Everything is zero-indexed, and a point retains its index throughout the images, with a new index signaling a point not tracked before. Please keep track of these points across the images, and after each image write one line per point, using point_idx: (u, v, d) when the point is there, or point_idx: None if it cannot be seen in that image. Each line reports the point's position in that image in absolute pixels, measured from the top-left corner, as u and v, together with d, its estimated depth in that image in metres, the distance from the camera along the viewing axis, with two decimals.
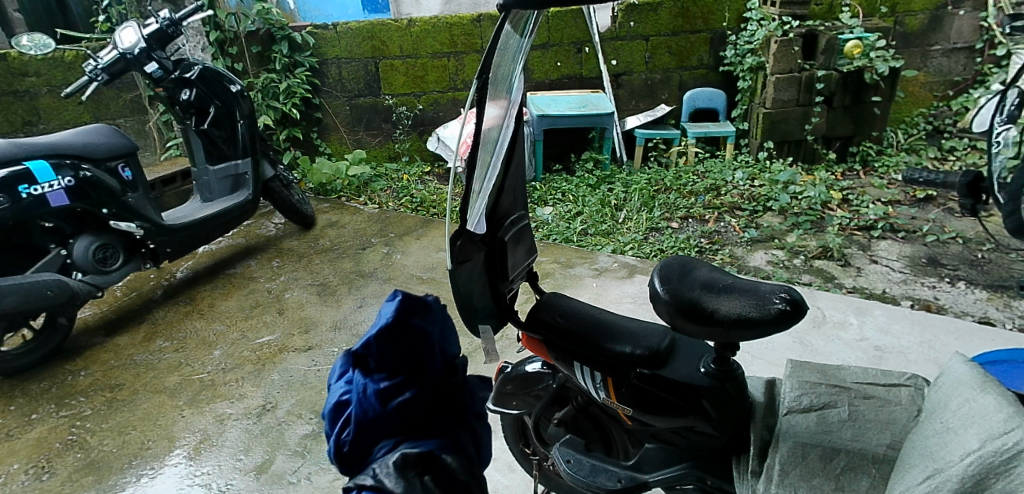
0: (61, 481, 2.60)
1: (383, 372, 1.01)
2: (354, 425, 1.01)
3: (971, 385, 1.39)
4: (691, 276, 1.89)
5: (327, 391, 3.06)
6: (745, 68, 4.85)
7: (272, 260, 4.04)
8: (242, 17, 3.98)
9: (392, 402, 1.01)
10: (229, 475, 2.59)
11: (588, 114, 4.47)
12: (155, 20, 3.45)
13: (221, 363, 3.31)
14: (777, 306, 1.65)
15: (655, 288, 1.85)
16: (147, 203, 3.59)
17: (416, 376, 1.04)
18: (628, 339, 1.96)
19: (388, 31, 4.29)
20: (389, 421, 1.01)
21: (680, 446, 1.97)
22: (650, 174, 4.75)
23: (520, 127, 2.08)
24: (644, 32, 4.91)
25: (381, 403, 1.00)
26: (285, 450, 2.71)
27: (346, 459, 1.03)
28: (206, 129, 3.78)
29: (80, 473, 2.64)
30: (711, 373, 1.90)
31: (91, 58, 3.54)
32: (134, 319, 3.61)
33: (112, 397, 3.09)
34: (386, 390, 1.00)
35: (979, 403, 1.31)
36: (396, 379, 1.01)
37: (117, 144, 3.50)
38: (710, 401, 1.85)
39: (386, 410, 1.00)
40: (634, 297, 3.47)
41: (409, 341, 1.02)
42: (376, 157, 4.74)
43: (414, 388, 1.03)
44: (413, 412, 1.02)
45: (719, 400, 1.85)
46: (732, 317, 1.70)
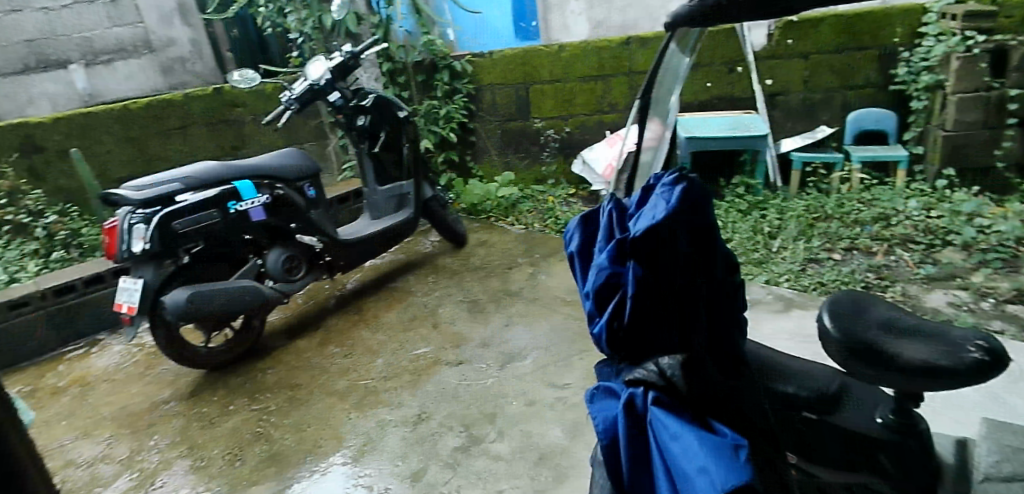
0: (250, 469, 2.91)
1: (647, 269, 1.12)
2: (625, 318, 1.14)
3: None
4: (867, 315, 1.63)
5: (475, 406, 3.17)
6: (920, 87, 4.45)
7: (428, 275, 4.29)
8: (410, 48, 4.32)
9: (649, 290, 1.12)
10: (388, 480, 2.76)
11: (741, 136, 4.33)
12: (338, 54, 3.82)
13: (383, 371, 3.54)
14: (973, 355, 1.38)
15: (823, 326, 1.62)
16: (326, 219, 3.97)
17: (684, 275, 1.14)
18: (792, 379, 1.71)
19: (540, 56, 4.41)
20: (668, 330, 1.13)
21: None
22: (808, 201, 4.44)
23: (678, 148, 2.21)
24: (803, 49, 4.66)
25: (647, 308, 1.12)
26: (437, 461, 2.83)
27: (616, 345, 1.17)
28: (376, 152, 4.09)
29: (265, 463, 2.94)
30: (890, 425, 1.58)
31: (285, 90, 3.99)
32: (310, 325, 3.98)
33: (292, 396, 3.42)
34: (646, 283, 1.11)
35: None
36: (669, 288, 1.13)
37: (303, 165, 3.90)
38: (889, 456, 1.57)
39: (658, 313, 1.13)
40: (791, 334, 3.27)
41: (673, 248, 1.12)
42: (524, 179, 4.83)
43: (681, 297, 1.14)
44: (677, 322, 1.13)
45: (899, 456, 1.57)
46: (915, 365, 1.44)
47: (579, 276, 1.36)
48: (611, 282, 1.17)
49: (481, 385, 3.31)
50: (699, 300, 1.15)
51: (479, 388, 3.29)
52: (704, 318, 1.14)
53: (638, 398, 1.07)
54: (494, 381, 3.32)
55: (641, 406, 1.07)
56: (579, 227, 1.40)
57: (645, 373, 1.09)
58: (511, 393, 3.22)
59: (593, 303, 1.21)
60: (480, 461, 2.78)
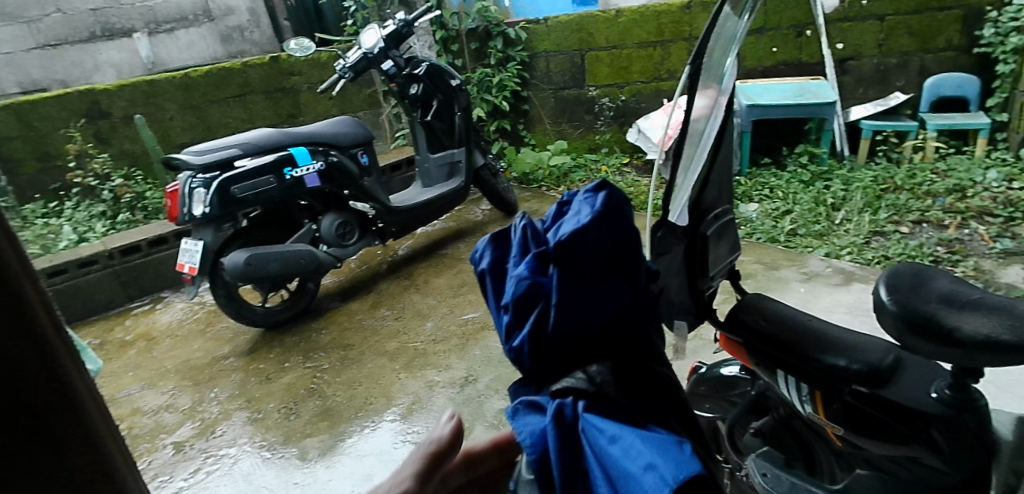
0: (304, 422, 3.01)
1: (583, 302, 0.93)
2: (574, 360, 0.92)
3: None
4: (928, 288, 1.47)
5: (521, 370, 3.17)
6: (1008, 49, 4.00)
7: (478, 243, 4.30)
8: (464, 16, 4.31)
9: (595, 304, 0.92)
10: None
11: (806, 103, 4.10)
12: (392, 23, 3.83)
13: (433, 334, 3.59)
14: None
15: (879, 299, 1.50)
16: (379, 187, 4.01)
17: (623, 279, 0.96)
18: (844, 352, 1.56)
19: (596, 23, 4.27)
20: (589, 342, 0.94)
21: (897, 478, 1.53)
22: (876, 172, 4.21)
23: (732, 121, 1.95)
24: (879, 11, 4.29)
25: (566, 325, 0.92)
26: (483, 421, 2.86)
27: (539, 360, 0.95)
28: (428, 121, 4.13)
29: (319, 417, 3.04)
30: (945, 401, 1.39)
31: (340, 58, 4.05)
32: (363, 288, 4.06)
33: (344, 355, 3.50)
34: (591, 305, 0.92)
35: None
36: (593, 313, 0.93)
37: (357, 134, 3.95)
38: (942, 431, 1.39)
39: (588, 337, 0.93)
40: (849, 307, 3.12)
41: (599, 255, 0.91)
42: (577, 149, 4.67)
43: (605, 299, 0.94)
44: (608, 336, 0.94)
45: (953, 431, 1.38)
46: (976, 339, 1.30)
47: (493, 302, 1.09)
48: (534, 293, 0.94)
49: None
50: (636, 304, 0.97)
51: None
52: (626, 325, 0.98)
53: (568, 408, 0.90)
54: None
55: (570, 416, 0.89)
56: (492, 241, 1.12)
57: (572, 381, 0.92)
58: None
59: (508, 316, 0.98)
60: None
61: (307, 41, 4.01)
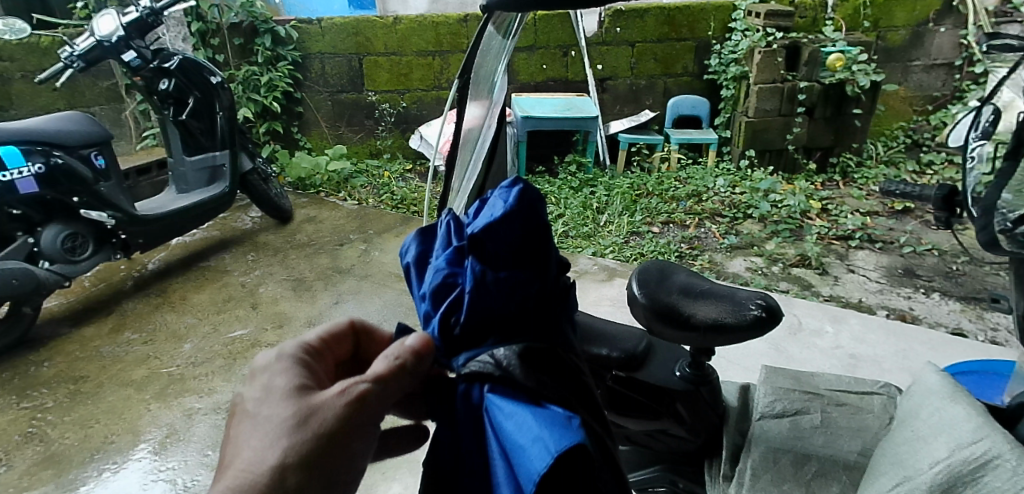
0: (19, 475, 2.50)
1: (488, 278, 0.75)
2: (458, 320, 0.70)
3: (941, 393, 1.42)
4: (669, 280, 1.76)
5: None
6: (729, 77, 4.94)
7: (247, 254, 4.00)
8: (225, 9, 4.05)
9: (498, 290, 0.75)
10: (195, 472, 2.49)
11: (572, 117, 4.52)
12: (134, 9, 3.37)
13: (191, 357, 3.20)
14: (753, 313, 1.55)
15: (632, 292, 1.70)
16: (120, 193, 3.46)
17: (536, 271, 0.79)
18: (602, 342, 1.79)
19: (374, 29, 4.34)
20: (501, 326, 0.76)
21: (654, 447, 1.91)
22: (632, 179, 4.75)
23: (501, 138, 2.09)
24: (630, 38, 4.99)
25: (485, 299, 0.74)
26: None
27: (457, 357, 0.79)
28: (183, 119, 3.75)
29: (40, 466, 2.54)
30: (686, 377, 1.78)
31: (66, 45, 3.45)
32: (102, 310, 3.54)
33: (75, 390, 2.98)
34: (505, 285, 0.74)
35: (948, 411, 1.33)
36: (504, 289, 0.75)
37: (90, 132, 3.36)
38: (683, 405, 1.78)
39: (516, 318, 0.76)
40: (613, 300, 3.43)
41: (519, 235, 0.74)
42: (358, 154, 4.73)
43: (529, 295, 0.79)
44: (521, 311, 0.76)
45: (693, 404, 1.79)
46: (707, 323, 1.60)
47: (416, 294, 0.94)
48: (445, 285, 0.79)
49: None
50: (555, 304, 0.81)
51: None
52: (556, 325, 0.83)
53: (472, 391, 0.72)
54: None
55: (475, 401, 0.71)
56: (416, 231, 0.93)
57: (475, 364, 0.71)
58: None
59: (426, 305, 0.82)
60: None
61: (20, 22, 3.43)
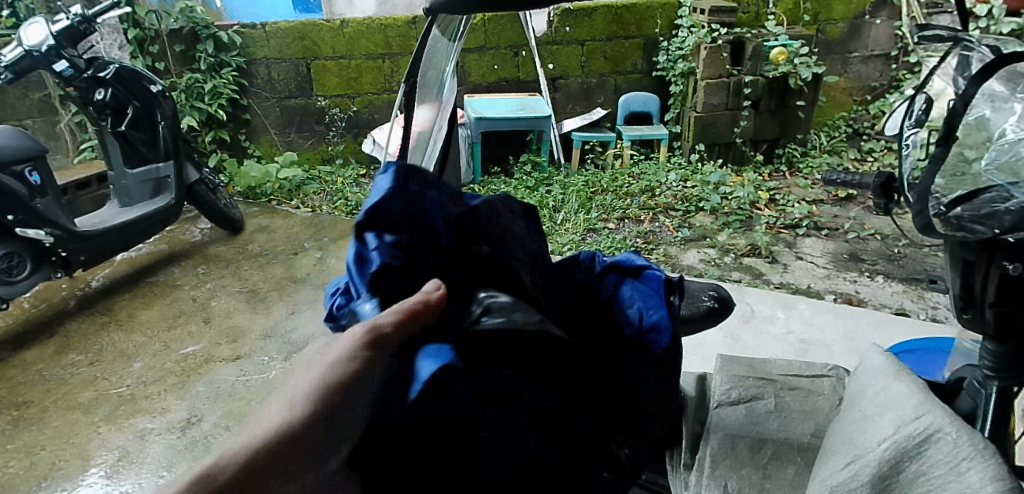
0: None
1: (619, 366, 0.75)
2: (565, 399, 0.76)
3: (885, 372, 1.24)
4: None
5: (256, 401, 2.91)
6: (677, 73, 5.05)
7: (197, 266, 3.91)
8: (164, 14, 3.98)
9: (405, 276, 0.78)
10: None
11: (525, 117, 4.57)
12: (65, 16, 3.23)
13: (142, 375, 3.10)
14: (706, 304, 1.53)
15: None
16: (58, 209, 3.30)
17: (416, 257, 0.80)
18: None
19: (321, 32, 4.29)
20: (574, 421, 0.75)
21: None
22: (587, 177, 4.82)
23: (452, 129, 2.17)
24: (580, 37, 5.06)
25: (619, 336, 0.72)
26: None
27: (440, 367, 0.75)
28: (122, 131, 3.62)
29: None
30: None
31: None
32: (43, 332, 3.40)
33: (18, 417, 2.84)
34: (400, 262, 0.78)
35: (892, 389, 1.16)
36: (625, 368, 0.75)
37: (23, 147, 3.20)
38: None
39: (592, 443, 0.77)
40: None
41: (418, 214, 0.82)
42: (310, 159, 4.66)
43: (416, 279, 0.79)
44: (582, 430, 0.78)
45: None
46: None
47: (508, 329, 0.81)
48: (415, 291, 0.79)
49: (263, 379, 3.05)
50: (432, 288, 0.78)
51: (262, 382, 3.03)
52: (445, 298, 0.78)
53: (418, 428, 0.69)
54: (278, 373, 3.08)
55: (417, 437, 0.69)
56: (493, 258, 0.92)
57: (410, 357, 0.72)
58: None
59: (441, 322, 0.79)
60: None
61: None
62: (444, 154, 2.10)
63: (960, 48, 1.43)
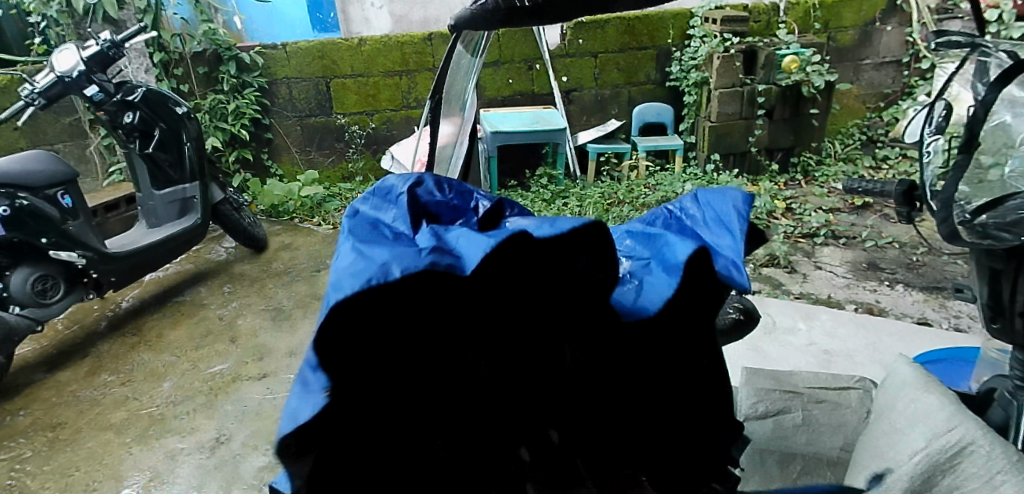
0: None
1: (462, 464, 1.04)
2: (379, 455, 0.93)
3: (914, 384, 1.21)
4: None
5: None
6: (690, 83, 5.08)
7: (224, 285, 3.97)
8: (187, 38, 4.07)
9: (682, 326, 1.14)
10: None
11: (541, 129, 4.58)
12: (94, 42, 3.30)
13: (171, 395, 3.11)
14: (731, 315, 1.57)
15: None
16: (89, 231, 3.34)
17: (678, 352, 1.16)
18: None
19: (339, 51, 4.37)
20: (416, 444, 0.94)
21: None
22: (603, 188, 4.86)
23: (469, 138, 2.55)
24: (592, 49, 5.10)
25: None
26: (242, 485, 2.53)
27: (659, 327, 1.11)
28: (150, 152, 3.69)
29: None
30: None
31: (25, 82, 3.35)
32: (76, 353, 3.45)
33: (53, 438, 2.85)
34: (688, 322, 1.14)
35: (921, 401, 1.15)
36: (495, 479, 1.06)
37: (54, 171, 3.23)
38: None
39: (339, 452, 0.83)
40: None
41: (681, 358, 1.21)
42: (330, 177, 4.78)
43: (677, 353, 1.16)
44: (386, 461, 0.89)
45: None
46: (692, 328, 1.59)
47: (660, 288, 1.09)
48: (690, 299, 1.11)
49: None
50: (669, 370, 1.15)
51: None
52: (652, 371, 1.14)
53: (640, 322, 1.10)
54: None
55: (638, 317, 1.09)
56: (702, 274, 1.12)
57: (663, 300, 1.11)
58: None
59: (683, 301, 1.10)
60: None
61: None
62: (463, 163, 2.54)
63: (977, 54, 1.41)
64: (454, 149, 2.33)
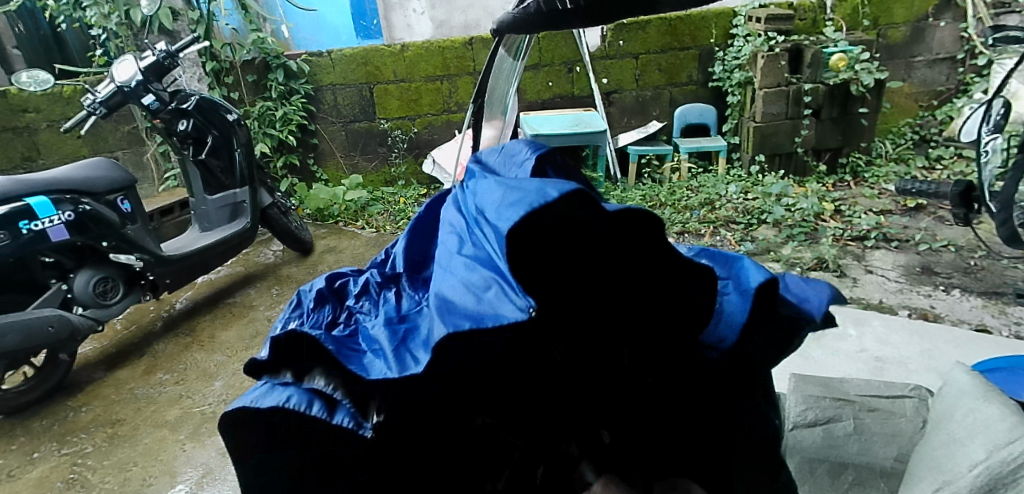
0: None
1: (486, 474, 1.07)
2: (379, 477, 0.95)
3: (974, 394, 1.24)
4: None
5: None
6: (734, 83, 4.99)
7: (271, 287, 4.06)
8: (238, 47, 4.18)
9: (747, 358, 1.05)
10: None
11: (581, 132, 4.57)
12: (151, 53, 3.42)
13: (222, 394, 3.19)
14: None
15: None
16: (146, 235, 3.47)
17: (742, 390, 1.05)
18: None
19: (382, 57, 4.45)
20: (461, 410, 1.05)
21: None
22: (644, 191, 4.85)
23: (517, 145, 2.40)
24: (633, 50, 5.06)
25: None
26: None
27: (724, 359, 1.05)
28: (203, 159, 3.82)
29: None
30: None
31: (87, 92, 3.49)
32: (133, 352, 3.58)
33: (112, 434, 2.95)
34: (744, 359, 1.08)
35: (982, 412, 1.15)
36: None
37: (114, 177, 3.34)
38: None
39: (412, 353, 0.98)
40: None
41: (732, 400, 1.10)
42: (373, 181, 4.88)
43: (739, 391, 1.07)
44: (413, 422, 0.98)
45: None
46: None
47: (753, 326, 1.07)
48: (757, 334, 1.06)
49: None
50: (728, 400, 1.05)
51: None
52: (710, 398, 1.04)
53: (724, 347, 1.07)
54: None
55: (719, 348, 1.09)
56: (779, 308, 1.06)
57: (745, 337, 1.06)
58: None
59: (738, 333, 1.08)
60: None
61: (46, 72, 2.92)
62: None
63: None
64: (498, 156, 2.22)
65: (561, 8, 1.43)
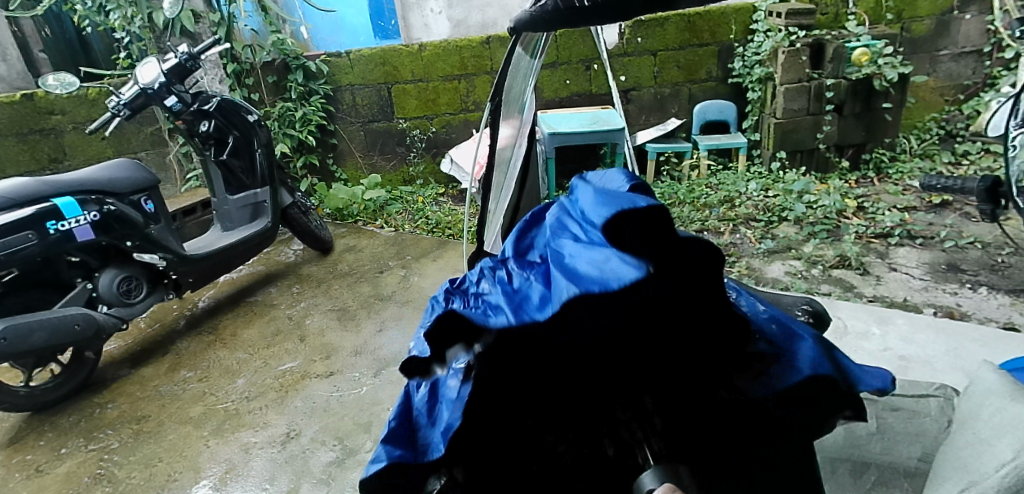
0: None
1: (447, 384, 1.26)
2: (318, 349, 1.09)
3: (1001, 392, 1.20)
4: None
5: (349, 417, 2.93)
6: (754, 79, 4.94)
7: (292, 286, 4.10)
8: (257, 48, 4.22)
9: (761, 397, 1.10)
10: None
11: (599, 130, 4.55)
12: (173, 55, 3.45)
13: (245, 391, 3.22)
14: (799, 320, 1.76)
15: None
16: (169, 234, 3.51)
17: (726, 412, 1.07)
18: None
19: (400, 57, 4.48)
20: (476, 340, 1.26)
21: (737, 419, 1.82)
22: (663, 189, 4.82)
23: (532, 145, 2.38)
24: (651, 47, 5.03)
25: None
26: (311, 479, 2.57)
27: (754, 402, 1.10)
28: (224, 159, 3.85)
29: None
30: None
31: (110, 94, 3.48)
32: (158, 350, 3.63)
33: (138, 430, 2.99)
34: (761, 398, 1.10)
35: (1010, 411, 1.11)
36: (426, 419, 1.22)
37: (139, 178, 3.38)
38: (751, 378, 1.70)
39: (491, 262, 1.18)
40: None
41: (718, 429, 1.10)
42: (390, 181, 4.92)
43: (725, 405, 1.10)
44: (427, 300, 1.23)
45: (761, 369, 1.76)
46: None
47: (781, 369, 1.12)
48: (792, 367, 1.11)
49: (355, 395, 3.08)
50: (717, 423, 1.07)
51: (354, 398, 3.06)
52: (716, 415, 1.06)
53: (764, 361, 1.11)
54: (369, 389, 3.11)
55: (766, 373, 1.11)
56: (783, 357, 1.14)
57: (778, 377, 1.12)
58: (388, 400, 3.02)
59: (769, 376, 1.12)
60: (356, 474, 2.56)
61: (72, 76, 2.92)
62: (527, 172, 2.40)
63: None
64: (515, 152, 2.24)
65: (581, 6, 1.43)
